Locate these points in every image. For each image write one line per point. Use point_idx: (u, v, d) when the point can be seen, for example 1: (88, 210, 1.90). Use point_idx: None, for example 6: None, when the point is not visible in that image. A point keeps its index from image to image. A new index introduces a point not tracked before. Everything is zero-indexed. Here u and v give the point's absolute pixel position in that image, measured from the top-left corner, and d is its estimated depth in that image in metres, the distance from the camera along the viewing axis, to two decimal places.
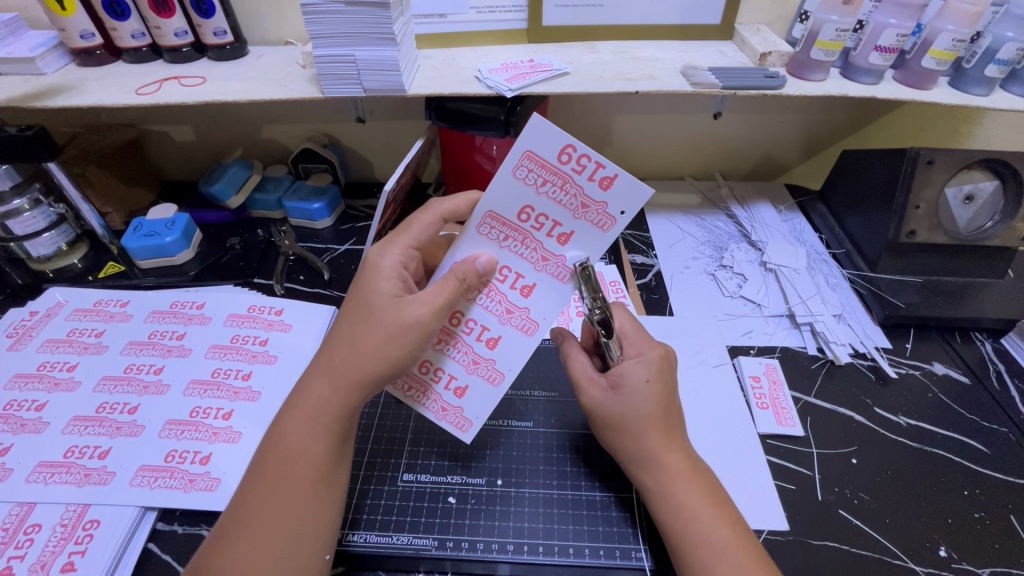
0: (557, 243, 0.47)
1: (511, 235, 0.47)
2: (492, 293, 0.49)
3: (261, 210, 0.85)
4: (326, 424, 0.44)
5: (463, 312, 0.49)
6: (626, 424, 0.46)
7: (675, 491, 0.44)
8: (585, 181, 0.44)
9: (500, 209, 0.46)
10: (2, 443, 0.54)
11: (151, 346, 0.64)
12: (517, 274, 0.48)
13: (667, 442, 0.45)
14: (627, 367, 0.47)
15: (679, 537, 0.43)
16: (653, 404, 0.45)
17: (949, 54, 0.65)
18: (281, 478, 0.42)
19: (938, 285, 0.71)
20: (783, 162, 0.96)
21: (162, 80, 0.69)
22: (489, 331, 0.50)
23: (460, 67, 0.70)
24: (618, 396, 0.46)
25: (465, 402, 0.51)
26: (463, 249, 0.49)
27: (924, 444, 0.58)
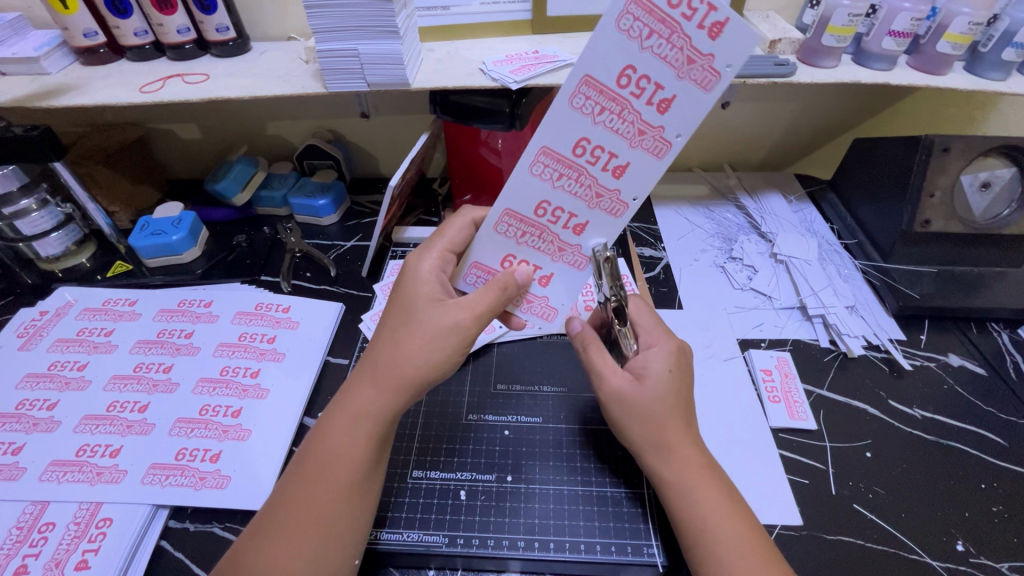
0: (657, 111, 0.41)
1: (607, 107, 0.42)
2: (582, 178, 0.46)
3: (266, 207, 0.85)
4: (353, 423, 0.43)
5: (550, 202, 0.47)
6: (645, 417, 0.45)
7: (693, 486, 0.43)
8: (695, 28, 0.37)
9: (595, 73, 0.41)
10: (15, 443, 0.54)
11: (160, 345, 0.64)
12: (609, 155, 0.44)
13: (684, 436, 0.45)
14: (648, 358, 0.47)
15: (693, 527, 0.42)
16: (671, 396, 0.45)
17: (965, 37, 0.63)
18: (318, 478, 0.42)
19: (952, 275, 0.70)
20: (792, 153, 0.95)
21: (166, 77, 0.69)
22: (576, 218, 0.48)
23: (464, 59, 0.69)
24: (640, 384, 0.46)
25: (549, 291, 0.53)
26: (550, 126, 0.44)
27: (940, 437, 0.57)
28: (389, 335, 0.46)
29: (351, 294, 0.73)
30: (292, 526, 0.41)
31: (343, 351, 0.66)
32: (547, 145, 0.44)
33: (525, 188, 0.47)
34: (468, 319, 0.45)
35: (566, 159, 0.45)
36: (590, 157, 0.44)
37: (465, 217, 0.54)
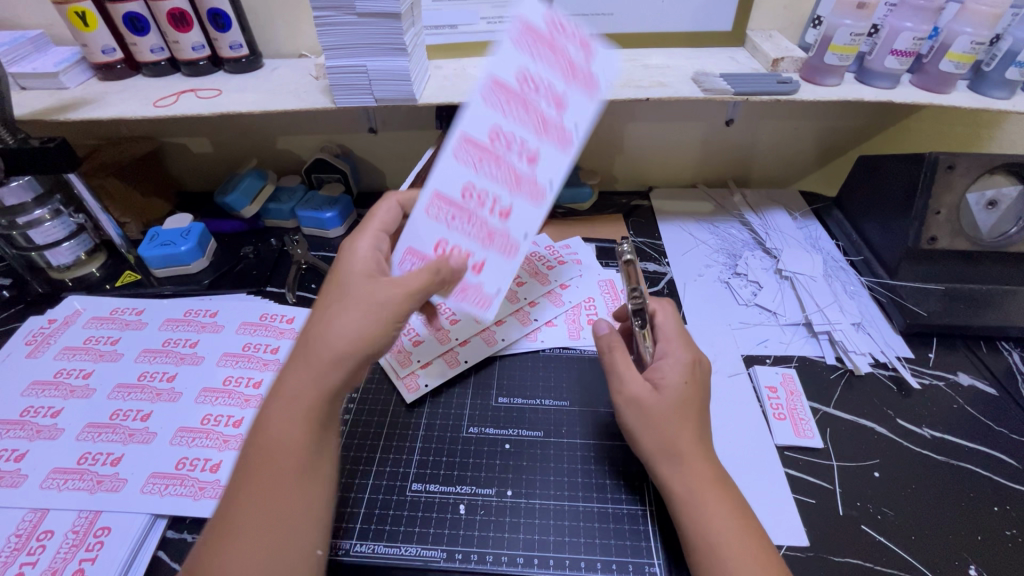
0: (557, 108, 0.48)
1: (512, 100, 0.48)
2: (501, 164, 0.49)
3: (274, 219, 0.86)
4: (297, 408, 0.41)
5: (473, 185, 0.49)
6: (666, 423, 0.46)
7: (703, 500, 0.43)
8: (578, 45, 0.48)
9: (501, 70, 0.47)
10: (18, 449, 0.54)
11: (165, 354, 0.64)
12: (522, 144, 0.48)
13: (696, 444, 0.45)
14: (663, 367, 0.49)
15: (699, 538, 0.42)
16: (688, 401, 0.47)
17: (968, 56, 0.64)
18: (269, 466, 0.40)
19: (961, 293, 0.69)
20: (797, 170, 0.95)
21: (180, 92, 0.70)
22: (500, 204, 0.50)
23: (470, 76, 0.71)
24: (658, 393, 0.47)
25: (483, 278, 0.52)
26: (466, 116, 0.48)
27: (950, 457, 0.56)
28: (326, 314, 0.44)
29: None
30: (251, 521, 0.38)
31: None
32: (464, 132, 0.49)
33: (446, 177, 0.50)
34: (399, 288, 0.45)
35: (483, 146, 0.49)
36: (504, 144, 0.48)
37: (392, 207, 0.58)
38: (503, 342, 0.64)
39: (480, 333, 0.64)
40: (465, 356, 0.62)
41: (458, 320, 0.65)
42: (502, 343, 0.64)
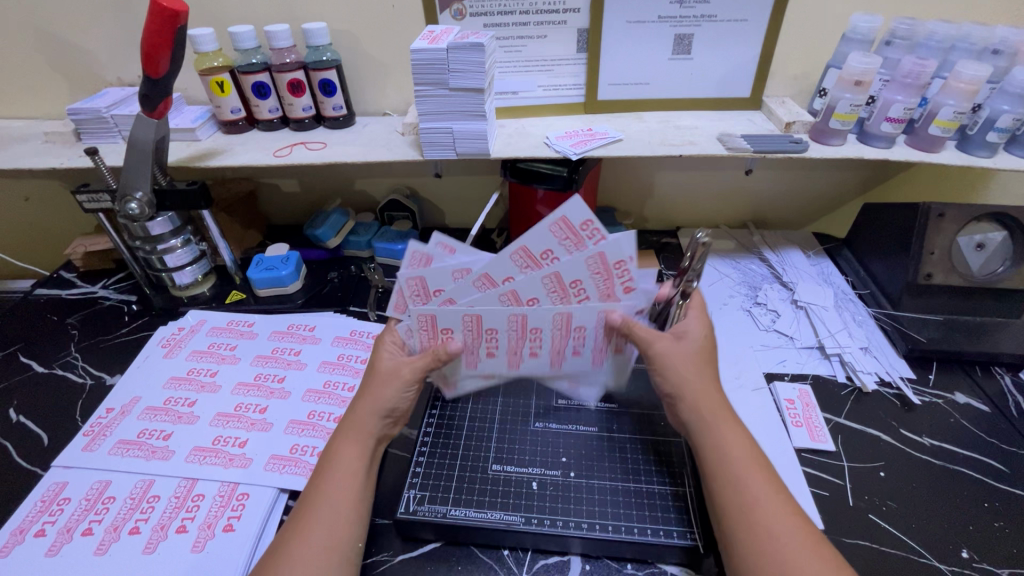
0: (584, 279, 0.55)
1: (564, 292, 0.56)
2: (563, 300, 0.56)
3: (352, 250, 1.00)
4: (360, 442, 0.55)
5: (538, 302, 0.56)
6: (685, 365, 0.57)
7: (717, 426, 0.54)
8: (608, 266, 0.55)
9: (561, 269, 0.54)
10: (165, 430, 0.66)
11: (275, 359, 0.77)
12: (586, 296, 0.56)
13: (709, 383, 0.57)
14: (687, 322, 0.60)
15: (724, 456, 0.52)
16: (702, 353, 0.59)
17: (953, 123, 0.76)
18: (341, 480, 0.52)
19: (958, 323, 0.79)
20: (810, 215, 1.07)
21: (292, 145, 0.86)
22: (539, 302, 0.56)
23: (530, 134, 0.85)
24: (681, 341, 0.59)
25: (458, 374, 0.63)
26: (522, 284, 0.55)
27: (947, 462, 0.65)
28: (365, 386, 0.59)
29: None
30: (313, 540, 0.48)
31: None
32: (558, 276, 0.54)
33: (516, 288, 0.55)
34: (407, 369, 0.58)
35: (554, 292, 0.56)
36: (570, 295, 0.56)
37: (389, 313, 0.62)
38: (526, 370, 0.63)
39: (507, 355, 0.61)
40: (484, 367, 0.62)
41: (496, 340, 0.59)
42: (523, 370, 0.62)
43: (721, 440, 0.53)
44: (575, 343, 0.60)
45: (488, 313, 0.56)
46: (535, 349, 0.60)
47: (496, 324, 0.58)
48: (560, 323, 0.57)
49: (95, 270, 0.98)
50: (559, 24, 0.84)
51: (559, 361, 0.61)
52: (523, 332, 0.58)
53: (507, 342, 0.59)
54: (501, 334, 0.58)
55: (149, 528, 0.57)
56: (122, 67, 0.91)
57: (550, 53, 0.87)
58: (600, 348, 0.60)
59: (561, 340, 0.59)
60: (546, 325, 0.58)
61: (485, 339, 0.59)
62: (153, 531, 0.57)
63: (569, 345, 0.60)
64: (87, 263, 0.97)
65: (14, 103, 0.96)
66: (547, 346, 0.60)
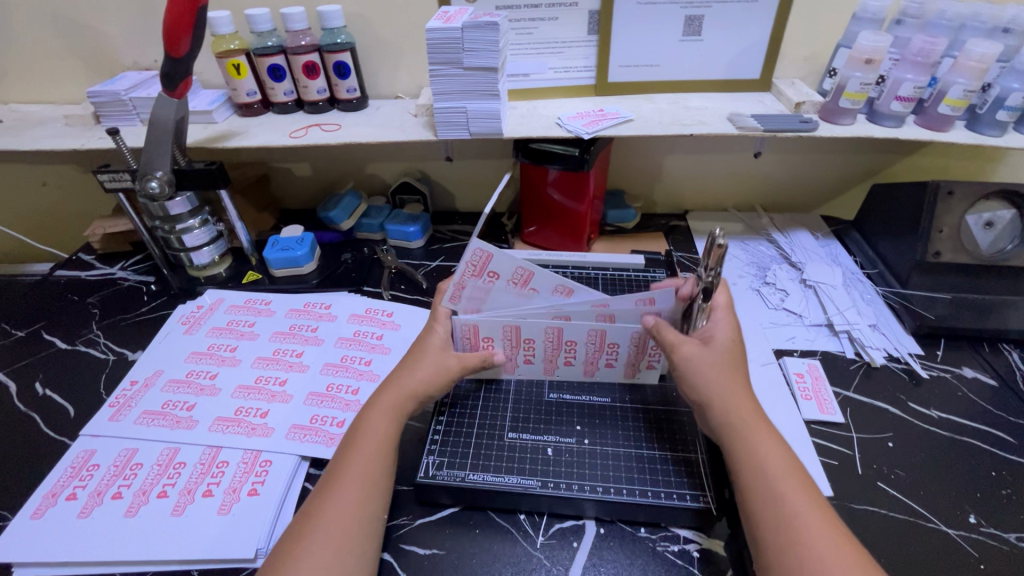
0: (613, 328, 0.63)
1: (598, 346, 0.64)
2: (586, 359, 0.66)
3: (364, 232, 1.01)
4: (389, 413, 0.57)
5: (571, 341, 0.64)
6: (715, 372, 0.56)
7: (750, 434, 0.52)
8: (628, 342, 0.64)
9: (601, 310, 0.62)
10: (189, 401, 0.68)
11: (292, 336, 0.78)
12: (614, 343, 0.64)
13: (739, 386, 0.55)
14: (715, 327, 0.60)
15: (752, 464, 0.50)
16: (730, 359, 0.58)
17: (962, 101, 0.76)
18: (366, 445, 0.54)
19: (966, 301, 0.80)
20: (817, 198, 1.08)
21: (307, 126, 0.87)
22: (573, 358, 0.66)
23: (542, 115, 0.86)
24: (708, 347, 0.58)
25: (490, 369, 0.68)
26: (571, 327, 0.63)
27: (955, 433, 0.66)
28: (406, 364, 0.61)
29: None
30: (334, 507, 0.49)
31: None
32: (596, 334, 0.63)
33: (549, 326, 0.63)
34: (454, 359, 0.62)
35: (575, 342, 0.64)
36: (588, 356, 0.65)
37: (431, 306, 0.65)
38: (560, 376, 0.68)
39: (543, 363, 0.67)
40: (520, 371, 0.67)
41: (533, 349, 0.65)
42: (557, 377, 0.68)
43: (756, 451, 0.51)
44: (608, 356, 0.65)
45: (526, 325, 0.63)
46: (569, 359, 0.66)
47: (533, 335, 0.64)
48: (595, 339, 0.63)
49: (113, 252, 1.00)
50: (570, 5, 0.85)
51: (590, 371, 0.67)
52: (558, 344, 0.64)
53: (542, 352, 0.65)
54: (538, 343, 0.64)
55: (177, 492, 0.59)
56: (138, 51, 0.92)
57: (561, 34, 0.88)
58: (632, 364, 0.65)
59: (594, 354, 0.65)
60: (581, 338, 0.64)
61: (524, 347, 0.65)
62: (181, 495, 0.58)
63: (602, 358, 0.65)
64: (105, 246, 0.99)
65: (33, 88, 0.98)
66: (580, 358, 0.66)
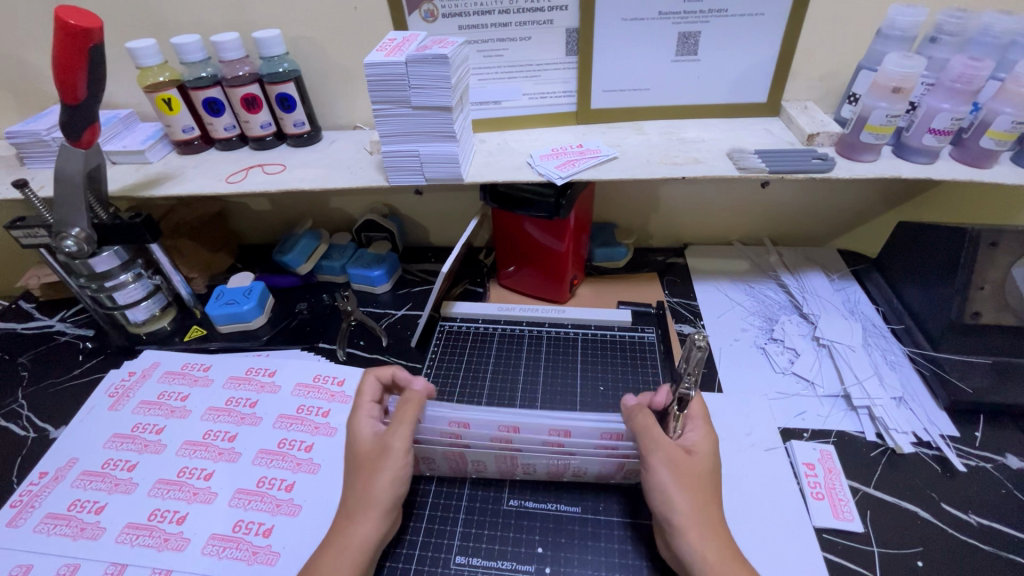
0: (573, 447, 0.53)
1: (555, 461, 0.54)
2: (542, 468, 0.56)
3: (326, 276, 0.92)
4: (354, 553, 0.47)
5: (522, 456, 0.54)
6: (687, 493, 0.48)
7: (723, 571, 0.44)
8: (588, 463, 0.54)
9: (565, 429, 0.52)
10: (99, 502, 0.60)
11: (227, 413, 0.69)
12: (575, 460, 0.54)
13: (712, 510, 0.48)
14: (693, 436, 0.53)
15: None
16: (711, 472, 0.50)
17: (1010, 135, 0.64)
18: None
19: (1011, 368, 0.68)
20: (833, 231, 0.95)
21: (248, 168, 0.77)
22: (530, 467, 0.56)
23: (513, 152, 0.75)
24: (690, 456, 0.51)
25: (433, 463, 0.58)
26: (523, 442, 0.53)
27: (999, 548, 0.55)
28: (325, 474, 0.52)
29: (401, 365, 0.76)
30: None
31: None
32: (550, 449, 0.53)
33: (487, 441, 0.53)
34: (400, 446, 0.51)
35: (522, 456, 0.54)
36: (541, 466, 0.56)
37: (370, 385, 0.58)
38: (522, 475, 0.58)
39: (501, 467, 0.57)
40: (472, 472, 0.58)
41: (483, 463, 0.56)
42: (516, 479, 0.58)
43: None
44: (573, 469, 0.55)
45: (473, 428, 0.53)
46: (530, 466, 0.56)
47: (480, 445, 0.54)
48: (553, 450, 0.53)
49: (55, 300, 0.92)
50: (545, 23, 0.73)
51: (559, 473, 0.56)
52: (510, 457, 0.54)
53: (494, 463, 0.56)
54: (487, 457, 0.55)
55: None
56: None
57: (535, 57, 0.76)
58: (604, 473, 0.56)
59: (557, 463, 0.55)
60: (534, 452, 0.53)
61: (473, 457, 0.55)
62: None
63: (567, 466, 0.55)
64: (45, 294, 0.91)
65: None
66: (540, 468, 0.56)
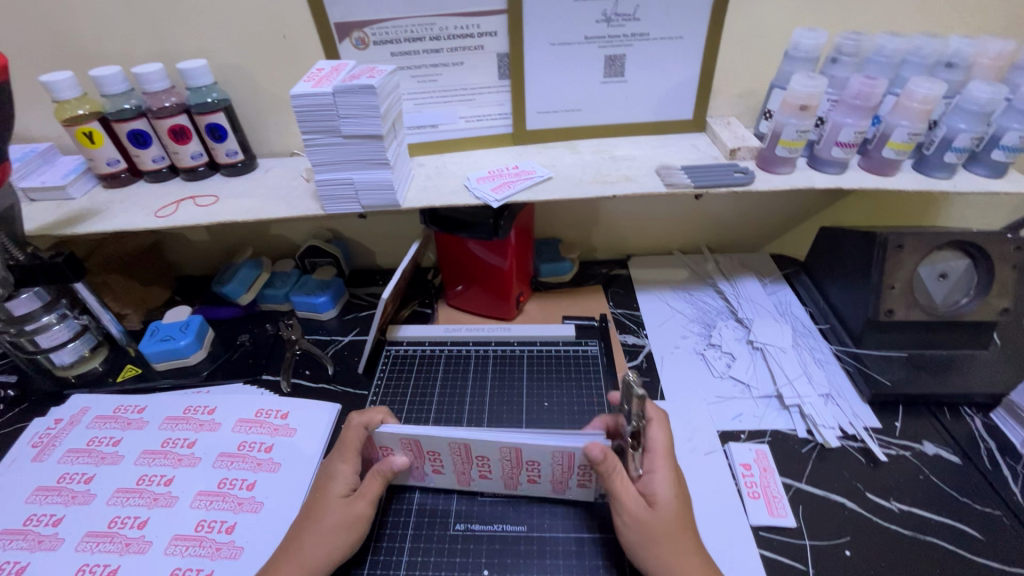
0: (529, 459, 0.55)
1: (513, 465, 0.56)
2: (497, 474, 0.58)
3: (270, 304, 0.90)
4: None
5: (483, 460, 0.56)
6: (662, 540, 0.51)
7: None
8: (547, 477, 0.57)
9: (522, 451, 0.54)
10: (20, 562, 0.57)
11: (163, 455, 0.67)
12: (536, 473, 0.57)
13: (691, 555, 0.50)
14: (654, 484, 0.53)
15: None
16: (678, 518, 0.52)
17: (907, 145, 0.69)
18: None
19: (923, 359, 0.74)
20: (765, 236, 1.00)
21: (179, 200, 0.75)
22: (489, 472, 0.58)
23: (451, 174, 0.76)
24: (653, 509, 0.52)
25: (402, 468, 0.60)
26: (479, 447, 0.55)
27: (918, 532, 0.59)
28: (307, 518, 0.55)
29: (348, 392, 0.75)
30: None
31: None
32: (510, 455, 0.55)
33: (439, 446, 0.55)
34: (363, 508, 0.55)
35: (480, 461, 0.56)
36: (494, 471, 0.58)
37: (356, 427, 0.57)
38: (478, 487, 0.60)
39: (458, 474, 0.59)
40: (432, 480, 0.60)
41: (441, 462, 0.57)
42: (474, 486, 0.60)
43: None
44: (530, 473, 0.57)
45: (425, 439, 0.55)
46: (485, 473, 0.58)
47: (438, 448, 0.56)
48: (510, 456, 0.55)
49: None
50: (475, 49, 0.75)
51: (515, 484, 0.59)
52: (468, 458, 0.56)
53: (451, 464, 0.57)
54: (445, 458, 0.57)
55: None
56: None
57: (468, 81, 0.78)
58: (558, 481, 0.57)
59: (513, 470, 0.57)
60: (493, 455, 0.55)
61: (429, 460, 0.57)
62: None
63: (524, 473, 0.57)
64: None
65: None
66: (497, 472, 0.58)
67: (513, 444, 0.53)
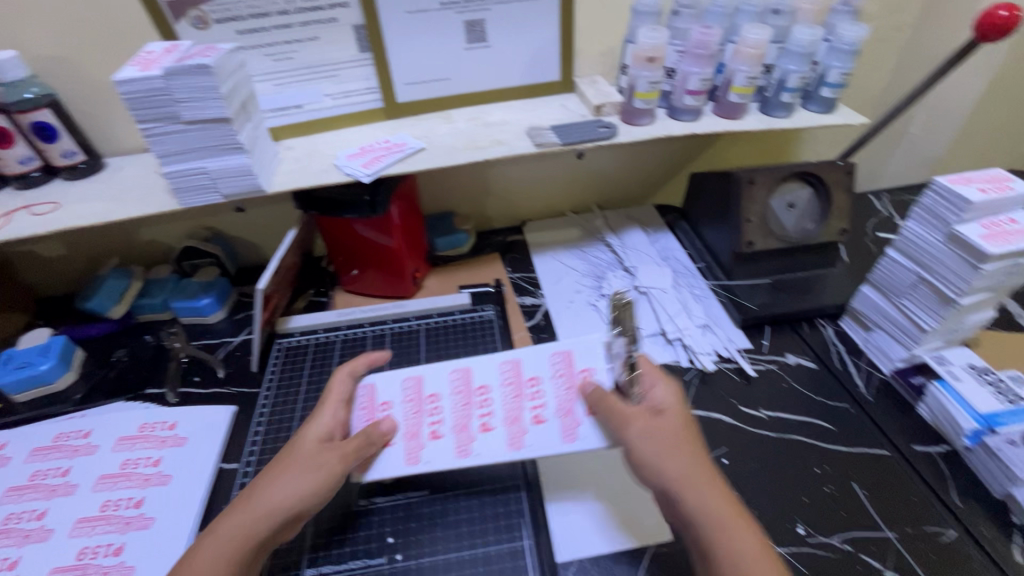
0: (482, 389, 0.63)
1: (421, 409, 0.62)
2: (451, 429, 0.60)
3: (147, 314, 0.83)
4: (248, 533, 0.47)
5: (439, 401, 0.62)
6: (672, 440, 0.51)
7: (695, 493, 0.47)
8: (502, 421, 0.60)
9: (422, 379, 0.64)
10: None
11: (33, 489, 0.61)
12: (438, 421, 0.61)
13: (684, 452, 0.50)
14: (659, 396, 0.55)
15: (708, 522, 0.46)
16: (686, 424, 0.53)
17: (748, 89, 0.75)
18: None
19: (783, 283, 0.82)
20: (647, 188, 1.06)
21: (10, 212, 0.67)
22: (436, 431, 0.60)
23: (321, 155, 0.73)
24: (660, 414, 0.53)
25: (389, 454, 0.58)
26: (430, 377, 0.65)
27: (782, 433, 0.66)
28: (271, 472, 0.51)
29: (243, 393, 0.72)
30: None
31: (236, 454, 0.65)
32: (414, 386, 0.64)
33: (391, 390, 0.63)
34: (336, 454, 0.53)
35: (433, 405, 0.62)
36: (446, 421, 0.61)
37: (343, 373, 0.62)
38: (429, 461, 0.58)
39: (407, 441, 0.59)
40: (428, 457, 0.58)
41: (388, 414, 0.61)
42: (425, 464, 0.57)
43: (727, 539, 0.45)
44: (483, 412, 0.61)
45: (383, 381, 0.64)
46: (436, 430, 0.60)
47: (391, 398, 0.63)
48: (411, 395, 0.63)
49: None
50: (328, 21, 0.72)
51: (415, 453, 0.58)
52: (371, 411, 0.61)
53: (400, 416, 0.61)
54: (396, 408, 0.62)
55: None
56: None
57: (327, 56, 0.75)
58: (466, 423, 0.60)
59: (463, 413, 0.61)
60: (395, 399, 0.63)
61: (382, 413, 0.61)
62: None
63: (475, 417, 0.61)
64: None
65: None
66: (448, 420, 0.61)
67: (412, 372, 0.65)
